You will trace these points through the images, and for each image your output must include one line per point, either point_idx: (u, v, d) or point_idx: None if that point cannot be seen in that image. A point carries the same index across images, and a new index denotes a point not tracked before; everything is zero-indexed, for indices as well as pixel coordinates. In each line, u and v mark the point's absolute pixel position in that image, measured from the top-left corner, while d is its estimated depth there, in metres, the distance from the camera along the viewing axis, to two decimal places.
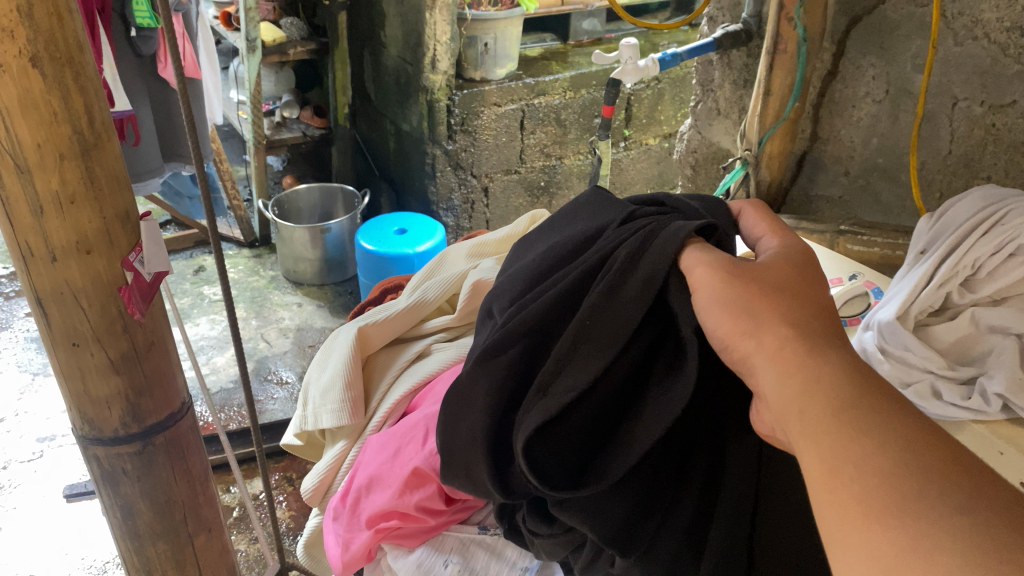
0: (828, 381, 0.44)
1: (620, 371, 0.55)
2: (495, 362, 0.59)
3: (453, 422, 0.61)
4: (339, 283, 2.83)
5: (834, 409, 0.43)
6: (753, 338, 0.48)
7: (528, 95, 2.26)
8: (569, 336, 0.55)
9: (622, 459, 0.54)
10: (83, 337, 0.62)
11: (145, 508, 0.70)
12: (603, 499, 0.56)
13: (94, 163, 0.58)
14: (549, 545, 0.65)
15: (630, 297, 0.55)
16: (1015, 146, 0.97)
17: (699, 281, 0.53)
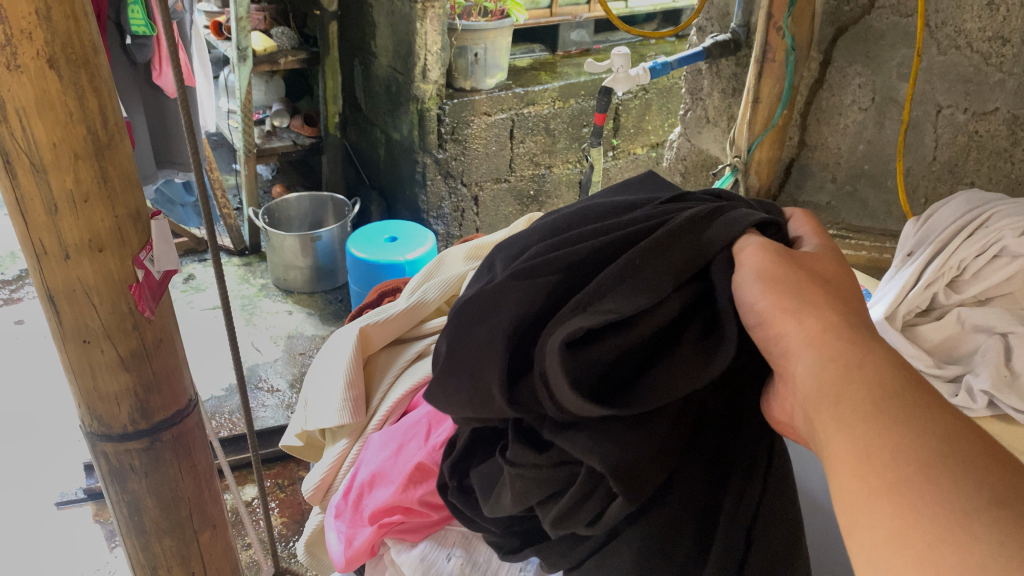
0: (845, 366, 0.45)
1: (659, 318, 0.53)
2: (529, 281, 0.55)
3: (465, 327, 0.56)
4: (329, 291, 2.83)
5: (870, 393, 0.43)
6: (795, 317, 0.49)
7: (518, 105, 2.28)
8: (620, 268, 0.53)
9: (651, 396, 0.51)
10: (93, 334, 0.63)
11: (152, 504, 0.71)
12: (619, 434, 0.51)
13: (108, 163, 0.59)
14: (517, 488, 0.57)
15: (678, 254, 0.55)
16: (998, 152, 1.01)
17: (747, 256, 0.55)
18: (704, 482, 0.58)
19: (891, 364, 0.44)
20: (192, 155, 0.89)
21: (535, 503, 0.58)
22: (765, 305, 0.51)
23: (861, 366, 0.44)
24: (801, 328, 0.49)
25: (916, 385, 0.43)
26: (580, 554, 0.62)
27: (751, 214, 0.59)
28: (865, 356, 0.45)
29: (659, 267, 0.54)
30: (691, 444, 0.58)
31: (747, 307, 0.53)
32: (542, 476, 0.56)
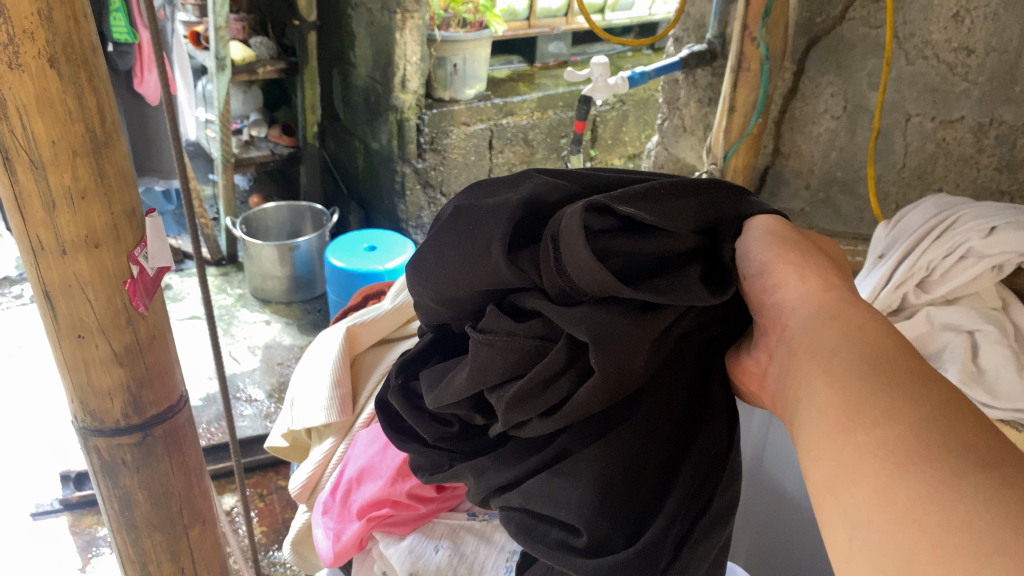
0: (852, 326, 0.47)
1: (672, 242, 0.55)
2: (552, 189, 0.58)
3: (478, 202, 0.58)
4: (308, 300, 2.83)
5: (869, 355, 0.44)
6: (797, 271, 0.55)
7: (496, 115, 2.31)
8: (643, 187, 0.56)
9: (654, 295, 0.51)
10: (88, 329, 0.64)
11: (142, 499, 0.72)
12: (618, 322, 0.51)
13: (104, 160, 0.60)
14: (478, 363, 0.56)
15: (703, 206, 0.59)
16: (964, 159, 1.04)
17: (758, 223, 0.61)
18: (666, 428, 0.58)
19: (868, 328, 0.46)
20: (180, 166, 0.90)
21: (487, 391, 0.57)
22: (767, 256, 0.57)
23: (843, 340, 0.47)
24: (803, 282, 0.54)
25: (904, 346, 0.44)
26: (523, 470, 0.60)
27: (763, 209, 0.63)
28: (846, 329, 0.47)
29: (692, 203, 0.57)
30: (666, 369, 0.60)
31: (750, 258, 0.58)
32: (506, 350, 0.55)
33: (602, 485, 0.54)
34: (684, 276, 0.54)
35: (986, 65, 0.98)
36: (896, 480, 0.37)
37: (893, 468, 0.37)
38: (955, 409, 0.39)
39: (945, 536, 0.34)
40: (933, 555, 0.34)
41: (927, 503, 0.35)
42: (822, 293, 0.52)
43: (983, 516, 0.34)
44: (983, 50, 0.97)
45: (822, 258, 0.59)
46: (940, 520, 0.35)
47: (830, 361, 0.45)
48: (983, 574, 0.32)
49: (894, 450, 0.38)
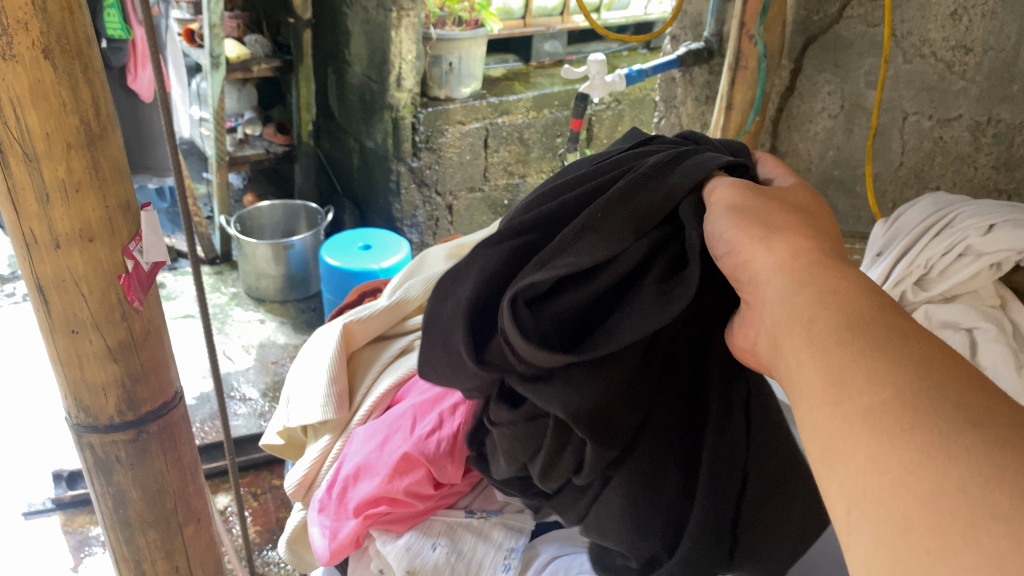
0: (822, 291, 0.45)
1: (623, 265, 0.58)
2: (495, 246, 0.62)
3: (444, 296, 0.64)
4: (302, 299, 2.82)
5: (845, 319, 0.42)
6: (763, 244, 0.51)
7: (491, 114, 2.31)
8: (576, 224, 0.58)
9: (611, 343, 0.56)
10: (82, 324, 0.63)
11: (137, 496, 0.71)
12: (583, 378, 0.56)
13: (99, 154, 0.59)
14: (506, 443, 0.66)
15: (646, 202, 0.59)
16: (960, 158, 1.04)
17: (719, 196, 0.57)
18: (675, 435, 0.64)
19: (842, 293, 0.44)
20: (175, 165, 0.90)
21: (523, 462, 0.66)
22: (733, 234, 0.53)
23: (821, 308, 0.44)
24: (771, 253, 0.50)
25: (887, 308, 0.43)
26: (580, 509, 0.67)
27: (716, 156, 0.61)
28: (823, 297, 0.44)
29: (622, 217, 0.58)
30: (663, 381, 0.63)
31: (718, 236, 0.54)
32: (519, 430, 0.64)
33: (633, 515, 0.64)
34: (634, 308, 0.57)
35: (984, 64, 0.98)
36: (887, 446, 0.36)
37: (881, 434, 0.36)
38: (936, 364, 0.38)
39: (943, 505, 0.33)
40: (930, 530, 0.33)
41: (917, 468, 0.34)
42: (789, 263, 0.48)
43: (979, 482, 0.32)
44: (981, 49, 0.97)
45: (790, 214, 0.54)
46: (934, 488, 0.33)
47: (808, 331, 0.43)
48: (979, 542, 0.31)
49: (881, 420, 0.37)
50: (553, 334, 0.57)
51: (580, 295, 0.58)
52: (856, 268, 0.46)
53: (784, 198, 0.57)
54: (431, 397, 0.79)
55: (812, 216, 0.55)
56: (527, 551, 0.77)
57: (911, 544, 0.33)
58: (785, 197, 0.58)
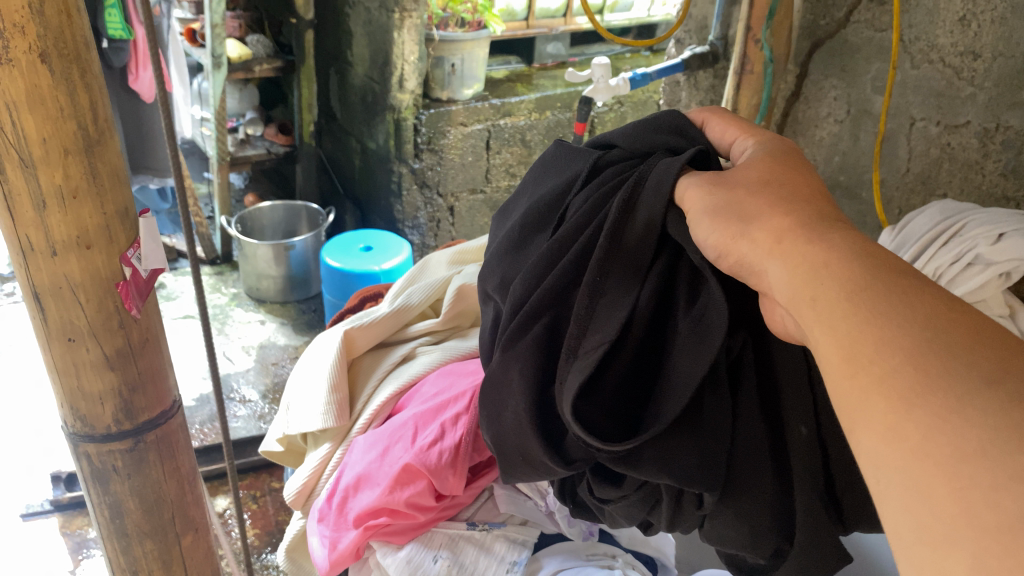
0: (813, 265, 0.42)
1: (645, 313, 0.57)
2: (521, 343, 0.60)
3: (496, 414, 0.63)
4: (303, 300, 2.81)
5: (842, 288, 0.39)
6: (746, 239, 0.47)
7: (494, 116, 2.29)
8: (584, 299, 0.57)
9: (677, 399, 0.55)
10: (79, 332, 0.62)
11: (134, 506, 0.70)
12: (667, 443, 0.56)
13: (97, 159, 0.58)
14: (623, 510, 0.65)
15: (632, 250, 0.58)
16: (968, 164, 1.02)
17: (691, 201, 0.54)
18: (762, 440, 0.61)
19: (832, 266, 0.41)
20: (175, 173, 0.89)
21: (644, 517, 0.66)
22: (717, 238, 0.50)
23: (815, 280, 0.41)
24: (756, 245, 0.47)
25: (886, 267, 0.40)
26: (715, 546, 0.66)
27: (675, 157, 0.58)
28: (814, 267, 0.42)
29: (618, 275, 0.58)
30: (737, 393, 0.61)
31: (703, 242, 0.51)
32: (634, 500, 0.63)
33: (751, 530, 0.61)
34: (678, 360, 0.56)
35: (993, 70, 0.96)
36: (906, 417, 0.34)
37: (899, 404, 0.35)
38: (942, 326, 0.35)
39: (964, 470, 0.31)
40: (953, 494, 0.31)
41: (938, 437, 0.33)
42: (776, 246, 0.45)
43: (997, 440, 0.31)
44: (989, 55, 0.96)
45: (763, 192, 0.49)
46: (953, 453, 0.32)
47: (811, 309, 0.41)
48: (1007, 507, 0.30)
49: (894, 386, 0.35)
50: (619, 408, 0.58)
51: (618, 364, 0.57)
52: (845, 232, 0.43)
53: (751, 176, 0.51)
54: (442, 406, 0.78)
55: (794, 181, 0.50)
56: (529, 564, 0.76)
57: (936, 512, 0.32)
58: (749, 174, 0.52)
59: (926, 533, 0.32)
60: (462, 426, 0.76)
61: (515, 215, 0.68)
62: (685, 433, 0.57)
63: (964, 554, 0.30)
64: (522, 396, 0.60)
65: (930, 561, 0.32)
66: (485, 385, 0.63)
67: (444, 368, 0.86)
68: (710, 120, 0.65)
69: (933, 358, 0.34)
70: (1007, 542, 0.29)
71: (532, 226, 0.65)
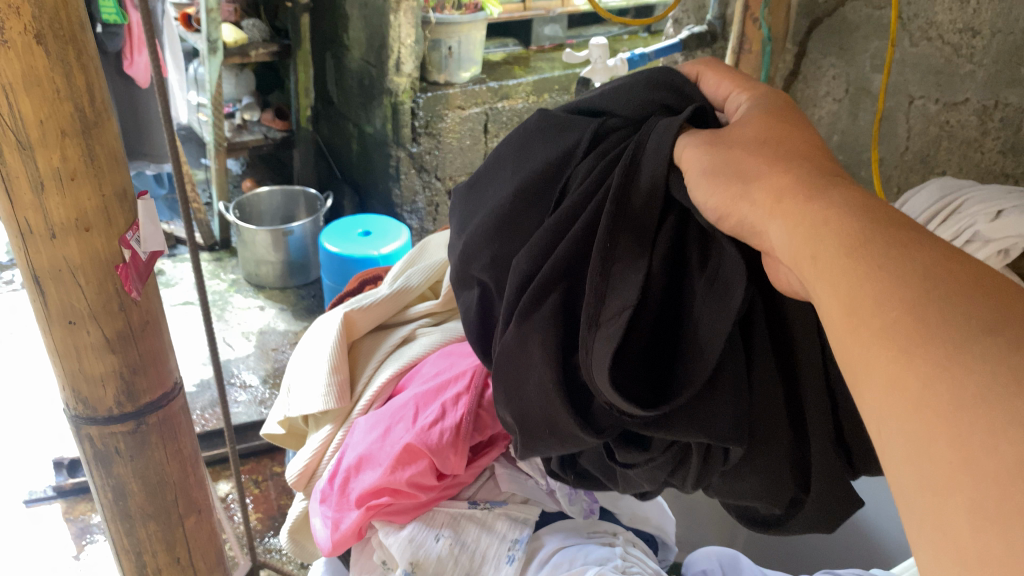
0: (812, 224, 0.42)
1: (659, 277, 0.56)
2: (538, 314, 0.58)
3: (518, 385, 0.61)
4: (302, 286, 2.81)
5: (841, 246, 0.39)
6: (745, 200, 0.47)
7: (492, 99, 2.29)
8: (597, 266, 0.55)
9: (702, 360, 0.54)
10: (79, 315, 0.62)
11: (137, 489, 0.70)
12: (702, 404, 0.55)
13: (94, 140, 0.58)
14: (647, 474, 0.63)
15: (642, 214, 0.56)
16: (967, 142, 1.02)
17: (689, 160, 0.53)
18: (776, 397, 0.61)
19: (831, 220, 0.41)
20: (173, 159, 0.89)
21: (666, 479, 0.64)
22: (716, 199, 0.50)
23: (817, 236, 0.41)
24: (756, 204, 0.47)
25: (882, 222, 0.39)
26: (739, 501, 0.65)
27: (674, 118, 0.57)
28: (813, 224, 0.42)
29: (627, 242, 0.55)
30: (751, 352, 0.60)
31: (703, 203, 0.51)
32: (661, 463, 0.61)
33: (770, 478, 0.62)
34: (700, 318, 0.55)
35: (992, 47, 0.96)
36: (906, 365, 0.34)
37: (899, 354, 0.35)
38: (943, 276, 0.35)
39: (960, 416, 0.32)
40: (949, 440, 0.32)
41: (935, 385, 0.33)
42: (776, 206, 0.45)
43: (997, 384, 0.31)
44: (988, 31, 0.95)
45: (760, 151, 0.49)
46: (952, 399, 0.32)
47: (812, 267, 0.41)
48: (1001, 449, 0.30)
49: (895, 337, 0.35)
50: (642, 370, 0.57)
51: (639, 327, 0.56)
52: (844, 189, 0.43)
53: (748, 137, 0.51)
54: (443, 383, 0.79)
55: (791, 136, 0.50)
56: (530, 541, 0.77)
57: (933, 460, 0.32)
58: (744, 135, 0.52)
59: (927, 483, 0.33)
60: (462, 406, 0.76)
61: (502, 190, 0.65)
62: (714, 393, 0.56)
63: (965, 497, 0.31)
64: (545, 368, 0.58)
65: (934, 511, 0.32)
66: (502, 360, 0.61)
67: (444, 348, 0.86)
68: (705, 77, 0.64)
69: (933, 306, 0.34)
70: (1004, 483, 0.29)
71: (528, 199, 0.62)
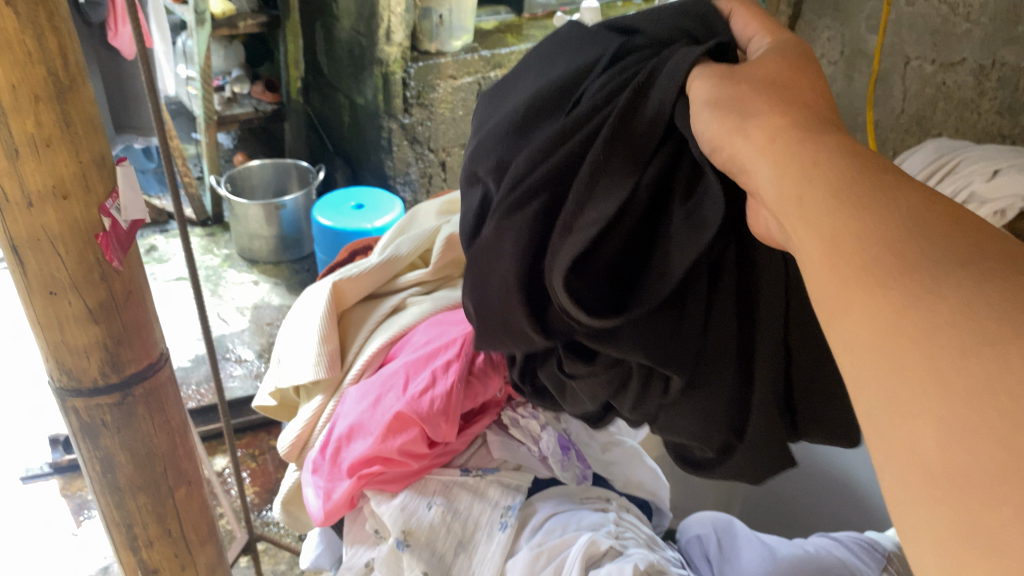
0: (802, 163, 0.41)
1: (643, 200, 0.55)
2: (520, 214, 0.58)
3: (485, 278, 0.62)
4: (296, 260, 2.80)
5: (829, 187, 0.38)
6: (740, 135, 0.46)
7: (484, 68, 2.26)
8: (584, 175, 0.54)
9: (661, 285, 0.55)
10: (60, 285, 0.61)
11: (125, 461, 0.69)
12: (651, 325, 0.57)
13: (69, 105, 0.57)
14: (589, 387, 0.65)
15: (642, 133, 0.55)
16: (964, 103, 1.00)
17: (696, 90, 0.52)
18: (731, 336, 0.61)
19: (822, 162, 0.40)
20: (157, 128, 0.87)
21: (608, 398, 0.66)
22: (713, 132, 0.49)
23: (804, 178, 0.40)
24: (749, 142, 0.45)
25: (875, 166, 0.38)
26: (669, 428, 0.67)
27: (696, 48, 0.54)
28: (802, 165, 0.41)
29: (620, 160, 0.54)
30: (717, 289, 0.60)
31: (700, 133, 0.50)
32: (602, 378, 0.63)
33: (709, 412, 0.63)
34: (670, 245, 0.55)
35: (989, 4, 0.93)
36: (884, 298, 0.33)
37: (876, 284, 0.34)
38: (925, 215, 0.35)
39: (935, 342, 0.31)
40: (924, 366, 0.31)
41: (914, 318, 0.32)
42: (769, 145, 0.43)
43: (977, 313, 0.30)
44: None
45: (766, 92, 0.48)
46: (930, 327, 0.31)
47: (795, 207, 0.40)
48: (977, 371, 0.29)
49: (874, 270, 0.34)
50: (607, 286, 0.57)
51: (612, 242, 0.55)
52: (838, 137, 0.42)
53: (760, 74, 0.50)
54: (435, 350, 0.78)
55: (793, 84, 0.48)
56: (524, 508, 0.77)
57: (907, 385, 0.31)
58: (757, 71, 0.50)
59: (895, 409, 0.32)
60: (453, 375, 0.75)
61: (522, 92, 0.63)
62: (664, 317, 0.57)
63: (935, 419, 0.30)
64: (513, 265, 0.59)
65: (901, 437, 0.31)
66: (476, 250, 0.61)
67: (434, 318, 0.85)
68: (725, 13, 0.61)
69: (914, 241, 0.34)
70: (979, 405, 0.29)
71: (541, 109, 0.60)
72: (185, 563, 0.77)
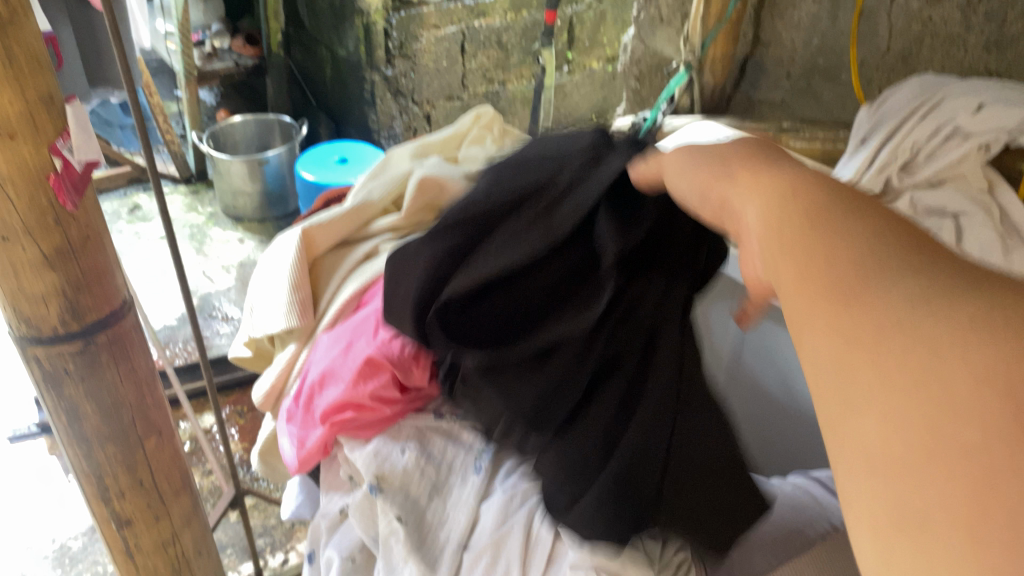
0: (783, 196, 0.44)
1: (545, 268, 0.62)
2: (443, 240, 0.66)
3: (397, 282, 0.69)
4: (281, 217, 2.77)
5: (806, 217, 0.41)
6: (727, 177, 0.49)
7: (468, 17, 2.19)
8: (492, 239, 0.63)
9: (530, 343, 0.62)
10: (12, 230, 0.59)
11: (91, 411, 0.68)
12: (519, 374, 0.63)
13: (11, 39, 0.54)
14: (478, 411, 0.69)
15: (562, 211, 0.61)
16: (950, 40, 0.98)
17: (662, 162, 0.57)
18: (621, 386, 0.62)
19: (803, 195, 0.43)
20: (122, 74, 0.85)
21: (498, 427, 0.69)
22: (697, 175, 0.52)
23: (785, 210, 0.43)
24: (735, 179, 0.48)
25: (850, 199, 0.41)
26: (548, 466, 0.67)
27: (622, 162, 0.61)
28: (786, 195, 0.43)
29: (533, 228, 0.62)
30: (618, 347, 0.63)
31: (682, 185, 0.54)
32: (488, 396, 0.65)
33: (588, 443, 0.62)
34: (559, 320, 0.61)
35: None
36: (843, 309, 0.36)
37: (838, 299, 0.36)
38: (891, 239, 0.37)
39: (890, 342, 0.33)
40: (882, 363, 0.33)
41: (873, 324, 0.34)
42: (754, 184, 0.47)
43: (911, 313, 0.33)
44: None
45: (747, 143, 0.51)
46: (888, 329, 0.34)
47: (775, 237, 0.42)
48: (932, 361, 0.31)
49: (837, 288, 0.37)
50: (498, 328, 0.63)
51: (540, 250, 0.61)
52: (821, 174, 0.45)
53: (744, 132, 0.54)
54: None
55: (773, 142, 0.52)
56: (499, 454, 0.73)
57: (864, 380, 0.34)
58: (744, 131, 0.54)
59: (849, 402, 0.34)
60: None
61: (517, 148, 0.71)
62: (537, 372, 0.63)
63: (887, 410, 0.32)
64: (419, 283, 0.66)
65: (853, 429, 0.33)
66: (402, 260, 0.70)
67: None
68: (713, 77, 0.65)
69: (872, 258, 0.37)
70: (927, 393, 0.31)
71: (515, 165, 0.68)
72: (160, 513, 0.77)
